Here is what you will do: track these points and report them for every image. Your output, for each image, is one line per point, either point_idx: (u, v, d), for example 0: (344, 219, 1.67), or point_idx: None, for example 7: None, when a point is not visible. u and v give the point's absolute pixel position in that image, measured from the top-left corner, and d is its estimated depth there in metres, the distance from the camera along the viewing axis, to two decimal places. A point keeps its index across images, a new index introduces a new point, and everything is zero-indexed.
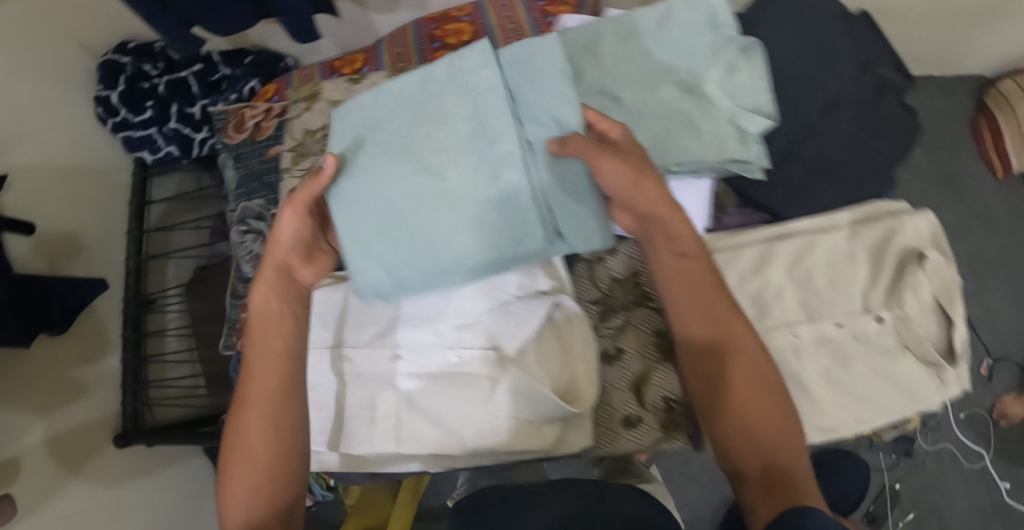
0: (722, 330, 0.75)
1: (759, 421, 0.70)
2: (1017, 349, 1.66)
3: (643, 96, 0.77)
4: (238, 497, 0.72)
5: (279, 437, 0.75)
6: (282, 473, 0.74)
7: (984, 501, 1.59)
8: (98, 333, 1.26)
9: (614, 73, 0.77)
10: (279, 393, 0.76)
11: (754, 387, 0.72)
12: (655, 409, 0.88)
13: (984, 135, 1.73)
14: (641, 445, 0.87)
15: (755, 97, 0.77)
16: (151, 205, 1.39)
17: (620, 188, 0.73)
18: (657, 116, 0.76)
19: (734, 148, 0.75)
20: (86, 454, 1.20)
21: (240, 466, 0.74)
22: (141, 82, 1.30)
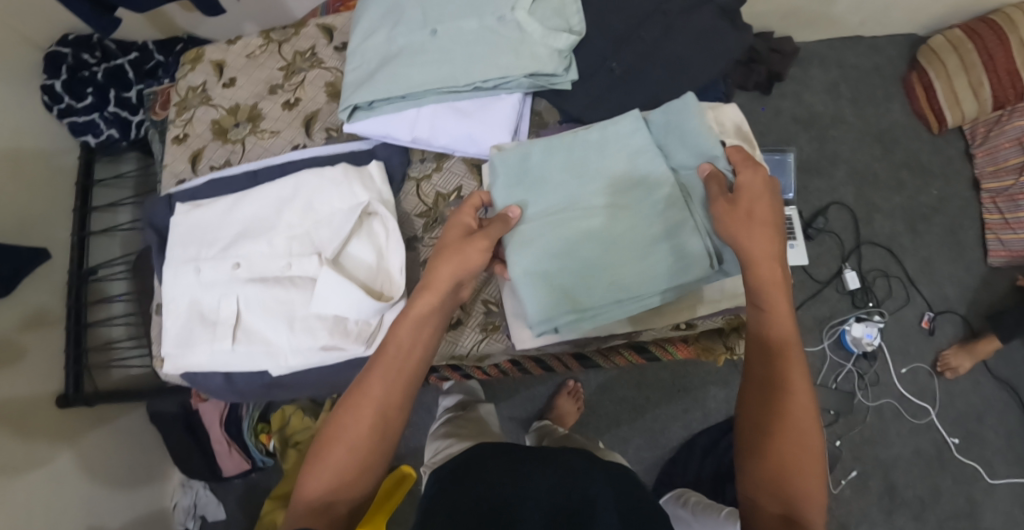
0: (784, 338, 0.75)
1: (803, 440, 0.72)
2: (958, 301, 1.65)
3: (458, 25, 0.83)
4: (320, 480, 0.74)
5: (364, 456, 0.74)
6: (367, 477, 0.74)
7: (928, 451, 1.56)
8: (38, 302, 1.35)
9: (433, 6, 0.84)
10: (381, 413, 0.74)
11: (803, 407, 0.72)
12: (477, 312, 0.94)
13: (917, 90, 1.72)
14: (463, 346, 0.93)
15: (564, 22, 0.82)
16: (97, 185, 1.50)
17: (750, 241, 0.74)
18: (470, 42, 0.82)
19: (542, 66, 0.80)
20: (25, 412, 1.27)
21: (338, 458, 0.74)
22: (82, 71, 1.42)
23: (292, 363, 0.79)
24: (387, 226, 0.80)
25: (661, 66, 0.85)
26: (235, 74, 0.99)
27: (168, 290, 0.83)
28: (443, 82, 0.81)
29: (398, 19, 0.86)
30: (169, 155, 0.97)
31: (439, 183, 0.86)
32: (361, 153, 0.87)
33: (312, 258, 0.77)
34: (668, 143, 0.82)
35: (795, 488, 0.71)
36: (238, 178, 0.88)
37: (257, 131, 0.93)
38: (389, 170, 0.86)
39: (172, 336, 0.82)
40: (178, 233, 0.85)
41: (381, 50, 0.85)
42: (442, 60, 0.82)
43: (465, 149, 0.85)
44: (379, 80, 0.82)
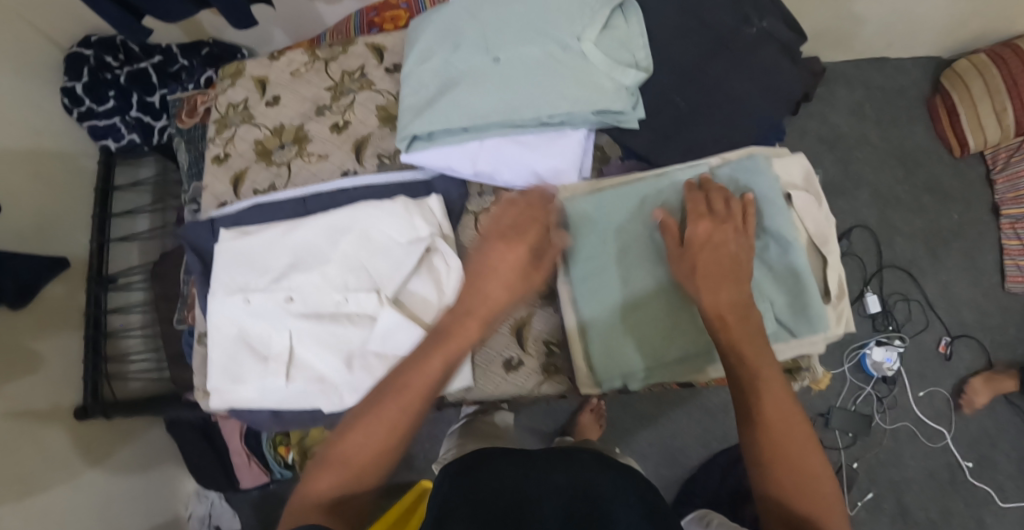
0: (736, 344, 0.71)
1: (792, 433, 0.68)
2: (975, 326, 1.66)
3: (521, 53, 0.80)
4: (329, 479, 0.68)
5: (381, 451, 0.69)
6: (378, 473, 0.69)
7: (942, 475, 1.58)
8: (56, 311, 1.31)
9: (495, 32, 0.82)
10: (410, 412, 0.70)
11: (780, 404, 0.68)
12: (535, 352, 0.87)
13: (941, 113, 1.73)
14: (520, 387, 0.86)
15: (631, 54, 0.80)
16: (116, 190, 1.46)
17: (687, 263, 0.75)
18: (534, 72, 0.79)
19: (611, 102, 0.78)
20: (43, 425, 1.25)
21: (358, 454, 0.69)
22: (104, 73, 1.38)
23: (347, 400, 0.77)
24: (448, 263, 0.80)
25: (724, 104, 0.84)
26: (279, 91, 0.96)
27: (216, 321, 0.81)
28: (508, 116, 0.79)
29: (456, 45, 0.83)
30: (209, 174, 0.95)
31: (499, 218, 0.87)
32: (418, 185, 0.86)
33: (371, 295, 0.76)
34: (737, 203, 0.81)
35: (805, 495, 0.65)
36: (287, 204, 0.87)
37: (304, 155, 0.91)
38: (448, 203, 0.85)
39: (220, 371, 0.80)
40: (225, 260, 0.82)
41: (439, 77, 0.83)
42: (506, 91, 0.79)
43: (527, 183, 0.85)
44: (441, 110, 0.80)
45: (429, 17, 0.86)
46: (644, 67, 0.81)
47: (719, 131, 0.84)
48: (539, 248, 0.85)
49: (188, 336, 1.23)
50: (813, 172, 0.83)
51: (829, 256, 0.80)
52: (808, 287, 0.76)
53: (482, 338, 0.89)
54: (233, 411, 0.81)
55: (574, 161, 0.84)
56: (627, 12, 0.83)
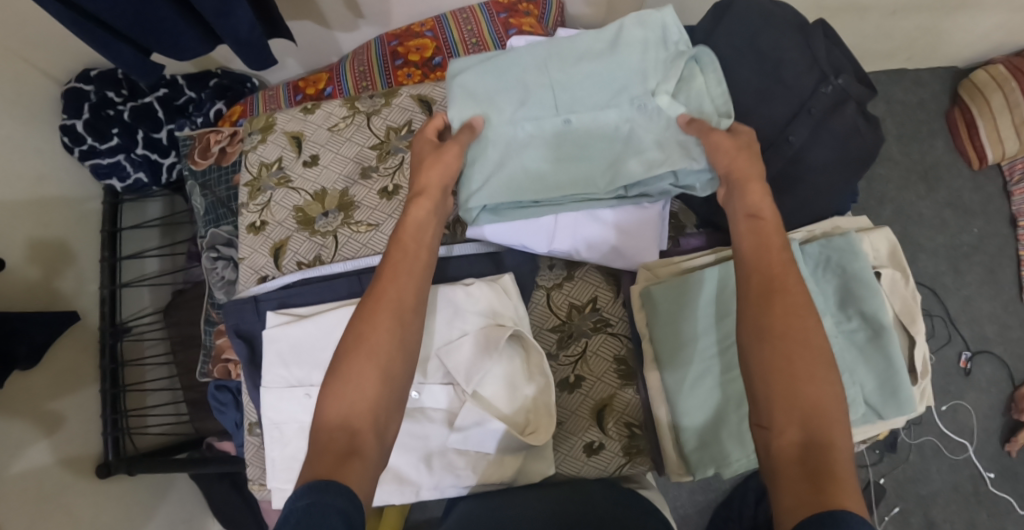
0: (772, 239, 0.68)
1: (811, 339, 0.62)
2: (995, 340, 1.68)
3: (595, 117, 0.82)
4: (345, 399, 0.63)
5: (399, 350, 0.66)
6: (399, 386, 0.66)
7: (967, 487, 1.61)
8: (69, 366, 1.25)
9: (565, 92, 0.83)
10: (411, 310, 0.69)
11: (807, 321, 0.63)
12: (619, 433, 0.80)
13: (959, 127, 1.73)
14: (606, 473, 0.79)
15: (706, 105, 0.80)
16: (123, 232, 1.38)
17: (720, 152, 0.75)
18: (606, 138, 0.82)
19: (684, 162, 0.78)
20: (62, 488, 1.19)
21: (363, 366, 0.65)
22: (106, 110, 1.29)
23: (426, 494, 0.77)
24: (526, 348, 0.75)
25: (797, 177, 0.86)
26: (318, 151, 0.90)
27: (276, 417, 0.77)
28: (582, 187, 0.80)
29: (522, 104, 0.83)
30: (246, 245, 0.89)
31: (571, 292, 0.87)
32: (486, 257, 0.87)
33: (446, 387, 0.76)
34: (830, 277, 0.83)
35: (824, 423, 0.59)
36: (340, 281, 0.82)
37: (351, 223, 0.85)
38: (519, 279, 0.86)
39: (284, 468, 0.76)
40: (279, 350, 0.77)
41: (506, 137, 0.82)
42: (575, 160, 0.81)
43: (609, 261, 0.85)
44: (514, 178, 0.80)
45: (488, 64, 0.84)
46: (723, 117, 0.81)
47: (796, 197, 0.87)
48: (617, 325, 0.85)
49: (213, 391, 1.15)
50: (899, 249, 0.88)
51: (919, 336, 0.84)
52: (899, 374, 0.79)
53: (560, 419, 0.82)
54: None
55: (654, 237, 0.85)
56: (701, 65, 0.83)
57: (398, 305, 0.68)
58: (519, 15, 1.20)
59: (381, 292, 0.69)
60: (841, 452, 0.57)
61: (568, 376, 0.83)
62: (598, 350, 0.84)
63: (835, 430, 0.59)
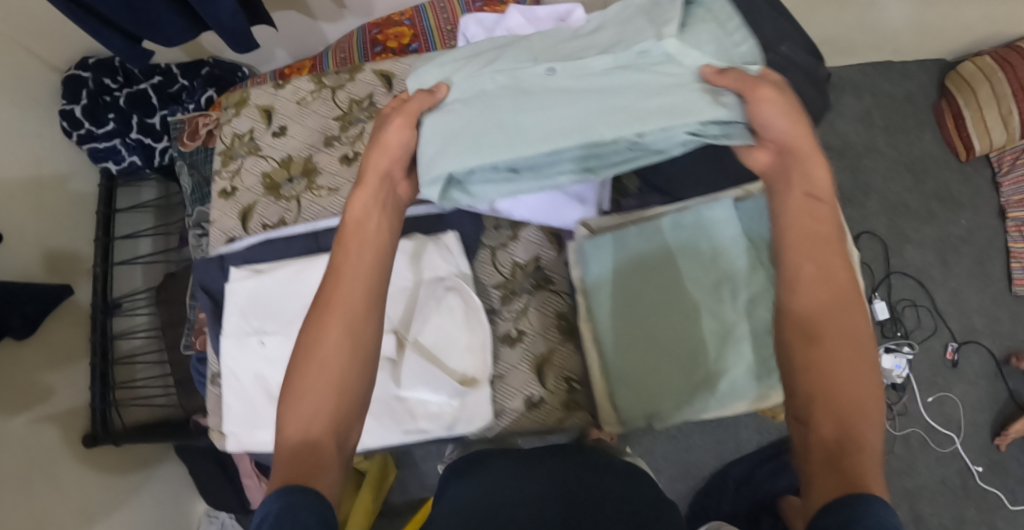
0: (826, 230, 0.63)
1: (841, 334, 0.59)
2: (984, 332, 1.66)
3: (584, 65, 0.75)
4: (299, 417, 0.62)
5: (352, 354, 0.65)
6: (356, 392, 0.65)
7: (954, 480, 1.59)
8: (62, 339, 1.31)
9: (548, 55, 0.78)
10: (363, 307, 0.66)
11: (847, 320, 0.59)
12: (558, 388, 0.87)
13: (947, 119, 1.72)
14: (543, 425, 0.86)
15: (710, 46, 0.74)
16: (118, 214, 1.44)
17: (764, 111, 0.66)
18: (602, 85, 0.73)
19: (708, 105, 0.69)
20: (49, 455, 1.24)
21: (312, 380, 0.63)
22: (103, 96, 1.36)
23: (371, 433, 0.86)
24: (463, 300, 0.88)
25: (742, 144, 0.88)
26: (286, 122, 0.95)
27: (231, 366, 0.80)
28: (582, 137, 0.71)
29: (501, 64, 0.78)
30: (217, 209, 0.93)
31: (516, 252, 0.92)
32: (433, 218, 0.94)
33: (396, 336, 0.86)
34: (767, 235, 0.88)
35: (854, 416, 0.56)
36: (299, 239, 0.86)
37: (314, 188, 0.89)
38: (464, 239, 0.92)
39: (237, 413, 0.79)
40: (239, 302, 0.82)
41: (479, 94, 0.76)
42: (570, 104, 0.72)
43: (548, 220, 0.89)
44: (491, 134, 0.73)
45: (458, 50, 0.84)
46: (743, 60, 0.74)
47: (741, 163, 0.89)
48: (558, 283, 0.90)
49: (196, 364, 1.18)
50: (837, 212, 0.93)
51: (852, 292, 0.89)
52: None
53: (500, 373, 0.88)
54: (250, 454, 0.79)
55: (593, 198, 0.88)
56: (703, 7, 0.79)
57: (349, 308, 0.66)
58: (493, 4, 1.24)
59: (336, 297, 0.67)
60: (871, 448, 0.55)
61: (511, 331, 0.89)
62: (540, 307, 0.89)
63: (868, 429, 0.55)
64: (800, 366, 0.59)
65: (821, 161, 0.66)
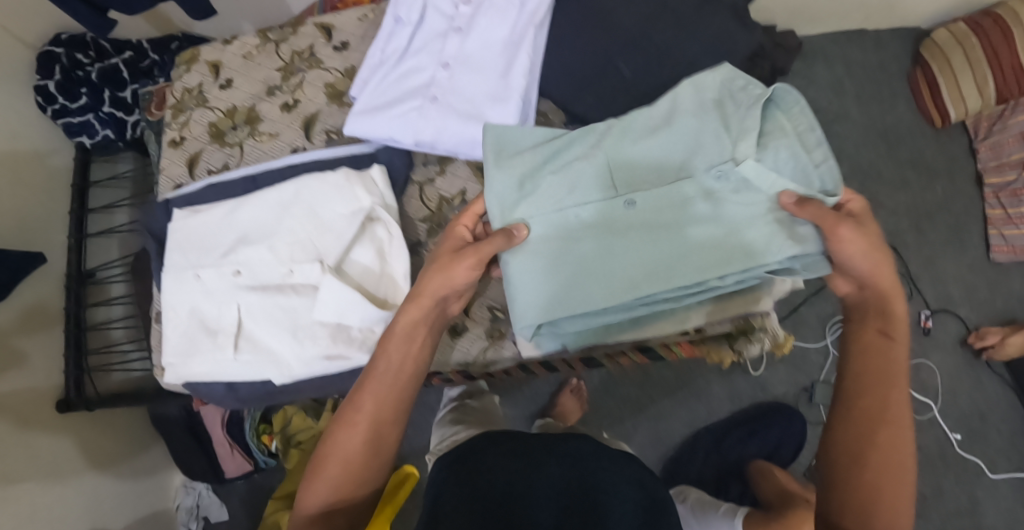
0: (887, 359, 0.73)
1: (878, 447, 0.71)
2: (961, 301, 1.61)
3: (665, 194, 0.83)
4: (319, 493, 0.76)
5: (377, 450, 0.77)
6: (369, 486, 0.78)
7: (932, 449, 1.53)
8: (38, 307, 1.31)
9: (627, 177, 0.84)
10: (394, 413, 0.78)
11: (895, 445, 0.70)
12: (480, 318, 0.98)
13: (921, 86, 1.68)
14: (466, 351, 0.97)
15: (788, 167, 0.80)
16: (92, 187, 1.47)
17: (848, 246, 0.74)
18: (684, 229, 0.82)
19: (788, 248, 0.78)
20: (27, 421, 1.25)
21: (332, 471, 0.76)
22: (76, 71, 1.38)
23: (295, 372, 0.82)
24: (390, 230, 0.83)
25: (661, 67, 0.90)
26: (232, 74, 0.97)
27: (169, 298, 0.84)
28: (661, 278, 0.81)
29: (581, 191, 0.84)
30: (165, 158, 0.96)
31: (442, 186, 0.92)
32: (364, 157, 0.90)
33: (314, 266, 0.80)
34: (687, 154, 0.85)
35: (881, 523, 0.69)
36: (236, 181, 0.89)
37: (256, 134, 0.93)
38: (391, 172, 0.90)
39: (174, 345, 0.84)
40: (177, 239, 0.86)
41: (568, 234, 0.85)
42: (653, 246, 0.82)
43: (470, 153, 0.88)
44: (582, 280, 0.84)
45: (533, 153, 0.85)
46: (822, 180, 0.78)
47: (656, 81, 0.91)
48: None
49: None
50: None
51: None
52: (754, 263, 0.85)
53: None
54: (186, 384, 0.84)
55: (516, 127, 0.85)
56: (780, 108, 0.82)
57: (377, 416, 0.77)
58: None
59: (362, 403, 0.77)
60: None
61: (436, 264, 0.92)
62: None
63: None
64: (839, 469, 0.73)
65: (901, 299, 0.75)
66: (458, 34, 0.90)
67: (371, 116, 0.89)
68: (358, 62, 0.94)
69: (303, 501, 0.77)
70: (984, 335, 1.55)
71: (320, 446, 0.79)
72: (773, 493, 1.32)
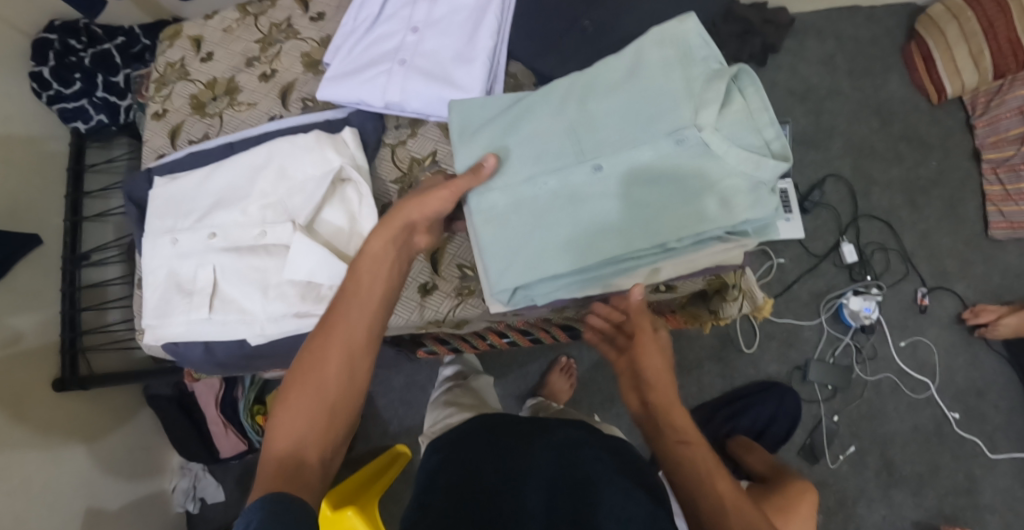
0: (662, 400, 0.82)
1: (696, 465, 0.77)
2: (957, 277, 1.59)
3: (627, 159, 0.83)
4: (290, 430, 0.71)
5: (349, 377, 0.74)
6: (340, 422, 0.73)
7: (928, 426, 1.50)
8: (34, 287, 1.33)
9: (588, 140, 0.84)
10: (363, 342, 0.76)
11: (704, 456, 0.78)
12: (449, 276, 0.99)
13: (916, 61, 1.65)
14: (434, 308, 0.98)
15: (746, 132, 0.80)
16: (87, 170, 1.49)
17: (644, 359, 0.85)
18: (642, 192, 0.83)
19: (743, 212, 0.78)
20: (25, 399, 1.26)
21: (302, 405, 0.72)
22: (69, 57, 1.40)
23: (265, 325, 0.90)
24: (359, 190, 0.91)
25: (623, 27, 0.93)
26: (212, 48, 1.09)
27: (152, 261, 0.94)
28: (619, 242, 0.82)
29: (544, 155, 0.86)
30: (149, 130, 1.07)
31: (413, 148, 0.99)
32: (337, 120, 0.98)
33: (286, 225, 0.88)
34: None
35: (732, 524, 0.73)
36: (214, 150, 0.98)
37: (234, 104, 1.04)
38: (363, 134, 0.97)
39: (153, 306, 0.93)
40: (158, 205, 0.96)
41: (530, 202, 0.86)
42: (613, 211, 0.83)
43: (436, 112, 0.95)
44: (559, 242, 0.84)
45: (499, 123, 0.88)
46: (776, 149, 0.79)
47: (618, 39, 0.93)
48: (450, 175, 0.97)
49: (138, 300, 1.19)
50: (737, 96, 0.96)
51: None
52: None
53: None
54: (164, 343, 0.93)
55: (479, 86, 0.92)
56: (738, 86, 0.81)
57: (348, 340, 0.75)
58: None
59: (335, 326, 0.76)
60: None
61: None
62: None
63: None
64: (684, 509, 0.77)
65: (658, 361, 0.85)
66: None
67: (341, 81, 0.97)
68: (331, 31, 1.05)
69: (268, 446, 0.71)
70: (978, 312, 1.52)
71: (282, 384, 0.75)
72: (761, 467, 1.27)
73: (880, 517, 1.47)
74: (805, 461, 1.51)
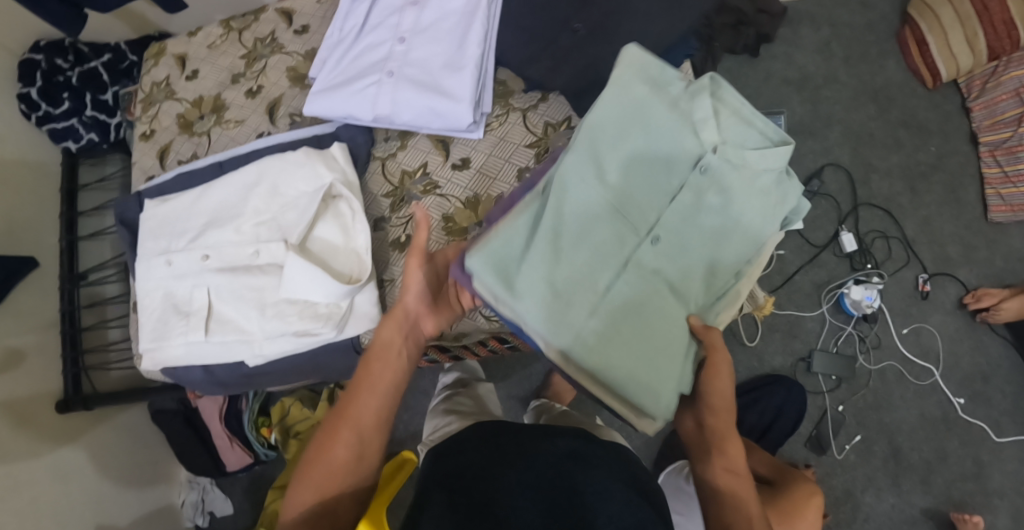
0: (721, 422, 0.87)
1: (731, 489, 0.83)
2: (959, 262, 1.58)
3: (671, 217, 0.85)
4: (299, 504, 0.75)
5: (359, 458, 0.78)
6: (347, 503, 0.77)
7: (935, 413, 1.50)
8: (33, 310, 1.32)
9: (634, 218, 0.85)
10: (373, 424, 0.80)
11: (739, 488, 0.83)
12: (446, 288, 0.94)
13: (910, 46, 1.64)
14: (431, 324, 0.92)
15: (745, 129, 0.84)
16: (81, 189, 1.48)
17: (715, 387, 0.86)
18: (704, 240, 0.85)
19: (786, 200, 0.85)
20: (29, 422, 1.26)
21: (313, 484, 0.76)
22: (57, 76, 1.39)
23: (264, 344, 0.90)
24: (351, 206, 0.91)
25: (611, 27, 0.92)
26: (197, 65, 1.08)
27: (145, 283, 0.94)
28: (703, 287, 0.87)
29: (597, 241, 0.85)
30: (138, 150, 1.07)
31: (404, 160, 1.00)
32: (326, 135, 0.98)
33: (279, 244, 0.88)
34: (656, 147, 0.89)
35: None
36: (206, 168, 0.98)
37: (222, 122, 1.04)
38: (353, 149, 0.98)
39: (148, 330, 0.93)
40: (151, 226, 0.96)
41: (618, 304, 0.85)
42: (692, 274, 0.85)
43: (428, 122, 0.94)
44: (663, 320, 0.84)
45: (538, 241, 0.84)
46: (776, 134, 0.84)
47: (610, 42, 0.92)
48: (444, 187, 0.97)
49: None
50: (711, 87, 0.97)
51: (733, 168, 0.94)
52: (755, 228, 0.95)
53: (391, 278, 0.95)
54: (163, 368, 0.93)
55: (469, 94, 0.91)
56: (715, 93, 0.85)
57: (358, 421, 0.79)
58: None
59: (347, 409, 0.80)
60: None
61: (397, 237, 0.97)
62: (427, 211, 0.97)
63: None
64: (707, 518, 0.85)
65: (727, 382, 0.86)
66: (413, 7, 0.96)
67: (329, 96, 0.96)
68: (316, 43, 1.04)
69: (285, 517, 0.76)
70: (980, 297, 1.52)
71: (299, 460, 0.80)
72: (763, 470, 1.25)
73: (890, 505, 1.47)
74: (813, 452, 1.50)
